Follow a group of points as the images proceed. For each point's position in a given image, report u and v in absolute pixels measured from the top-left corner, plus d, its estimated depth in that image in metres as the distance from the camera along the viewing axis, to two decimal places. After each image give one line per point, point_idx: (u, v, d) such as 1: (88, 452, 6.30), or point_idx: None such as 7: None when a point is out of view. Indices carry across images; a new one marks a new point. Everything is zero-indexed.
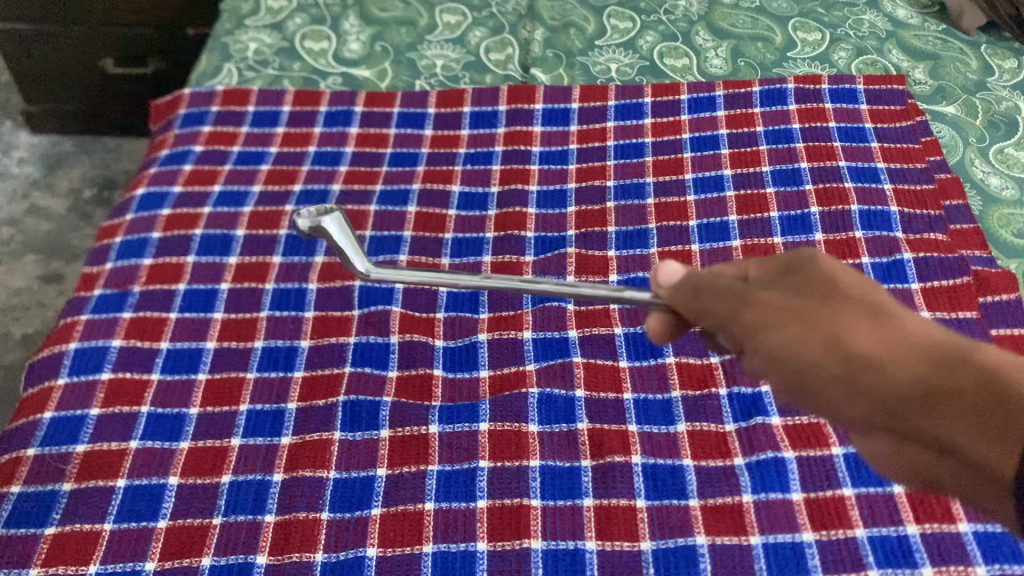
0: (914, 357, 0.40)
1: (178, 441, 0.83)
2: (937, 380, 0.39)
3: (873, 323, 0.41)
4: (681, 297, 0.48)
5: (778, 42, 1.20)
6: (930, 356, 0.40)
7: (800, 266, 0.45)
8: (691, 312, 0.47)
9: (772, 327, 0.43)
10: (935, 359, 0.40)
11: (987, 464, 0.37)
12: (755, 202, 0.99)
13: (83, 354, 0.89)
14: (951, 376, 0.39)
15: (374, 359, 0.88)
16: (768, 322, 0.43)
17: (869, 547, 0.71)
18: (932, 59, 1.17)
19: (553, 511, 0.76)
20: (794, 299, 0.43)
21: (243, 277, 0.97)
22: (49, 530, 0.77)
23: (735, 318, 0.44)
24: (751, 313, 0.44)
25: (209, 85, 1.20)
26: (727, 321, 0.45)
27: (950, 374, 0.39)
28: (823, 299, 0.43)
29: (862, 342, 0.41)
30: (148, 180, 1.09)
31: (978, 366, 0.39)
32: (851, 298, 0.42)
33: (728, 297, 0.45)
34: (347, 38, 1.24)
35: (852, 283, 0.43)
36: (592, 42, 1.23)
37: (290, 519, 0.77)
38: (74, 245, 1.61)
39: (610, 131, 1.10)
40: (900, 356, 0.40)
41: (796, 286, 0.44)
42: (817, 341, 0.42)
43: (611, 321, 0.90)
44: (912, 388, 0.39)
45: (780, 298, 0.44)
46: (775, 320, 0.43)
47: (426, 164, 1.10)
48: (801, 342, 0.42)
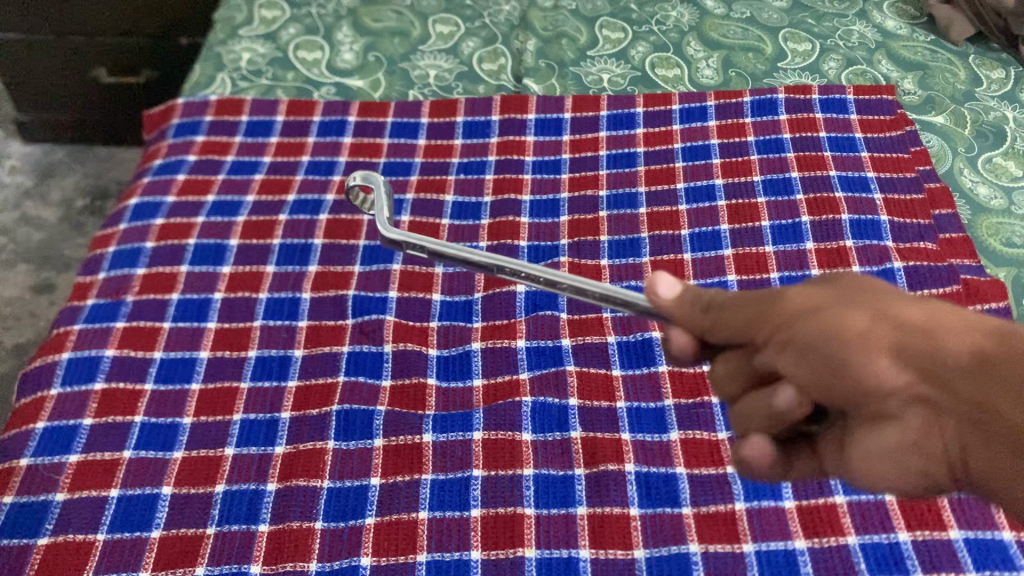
0: (961, 334, 0.41)
1: (171, 451, 0.83)
2: (987, 349, 0.40)
3: (913, 304, 0.43)
4: (692, 312, 0.48)
5: (768, 53, 1.21)
6: (975, 331, 0.41)
7: (832, 279, 0.47)
8: (701, 322, 0.48)
9: (815, 310, 0.44)
10: (978, 334, 0.41)
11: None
12: (746, 212, 0.99)
13: (75, 364, 0.89)
14: (1001, 345, 0.40)
15: (368, 368, 0.88)
16: (812, 307, 0.44)
17: (861, 554, 0.71)
18: (921, 69, 1.19)
19: (548, 519, 0.76)
20: (831, 291, 0.45)
21: (237, 286, 0.97)
22: (41, 540, 0.77)
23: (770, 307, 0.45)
24: (789, 306, 0.45)
25: (203, 95, 1.20)
26: (760, 315, 0.45)
27: (999, 342, 0.40)
28: (860, 289, 0.44)
29: (906, 316, 0.42)
30: (141, 190, 1.09)
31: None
32: (889, 291, 0.44)
33: (761, 298, 0.46)
34: (341, 48, 1.25)
35: (885, 285, 0.45)
36: (585, 53, 1.23)
37: (285, 528, 0.77)
38: (67, 255, 1.61)
39: (602, 141, 1.11)
40: (945, 329, 0.41)
41: (828, 284, 0.46)
42: (862, 314, 0.42)
43: (603, 329, 0.90)
44: (960, 356, 0.40)
45: (817, 292, 0.45)
46: (815, 305, 0.44)
47: (419, 173, 1.10)
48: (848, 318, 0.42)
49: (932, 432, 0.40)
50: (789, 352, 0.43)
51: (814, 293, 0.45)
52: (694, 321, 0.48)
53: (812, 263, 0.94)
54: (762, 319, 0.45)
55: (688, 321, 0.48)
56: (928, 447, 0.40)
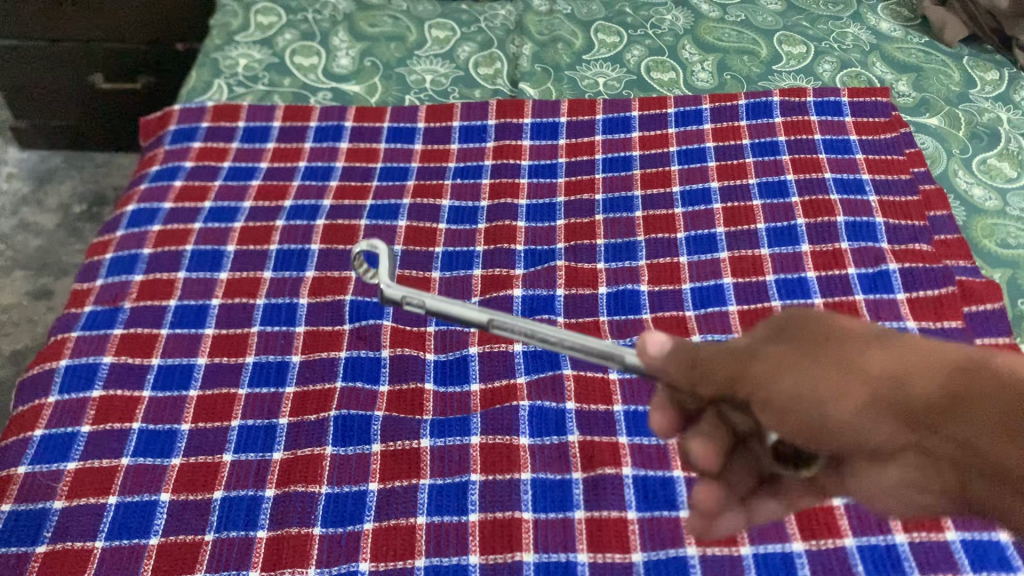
0: (931, 373, 0.41)
1: (169, 457, 0.83)
2: (963, 383, 0.40)
3: (881, 347, 0.42)
4: (677, 369, 0.47)
5: (763, 55, 1.22)
6: (944, 365, 0.41)
7: (795, 324, 0.46)
8: (685, 383, 0.47)
9: (783, 371, 0.43)
10: (948, 368, 0.41)
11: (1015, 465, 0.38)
12: (741, 214, 1.00)
13: (73, 371, 0.89)
14: (973, 380, 0.40)
15: (365, 373, 0.89)
16: (775, 367, 0.43)
17: (858, 556, 0.72)
18: (916, 71, 1.19)
19: (545, 523, 0.76)
20: (797, 345, 0.44)
21: (234, 292, 0.97)
22: (40, 548, 0.77)
23: (741, 373, 0.44)
24: (760, 367, 0.44)
25: (199, 101, 1.20)
26: (733, 377, 0.45)
27: (970, 375, 0.40)
28: (824, 338, 0.43)
29: (873, 360, 0.42)
30: (138, 196, 1.09)
31: (993, 369, 0.40)
32: (854, 333, 0.43)
33: (733, 360, 0.45)
34: (337, 53, 1.25)
35: (846, 324, 0.44)
36: (580, 57, 1.24)
37: (283, 534, 0.77)
38: (64, 261, 1.61)
39: (598, 144, 1.11)
40: (916, 369, 0.41)
41: (792, 334, 0.45)
42: (829, 370, 0.42)
43: (601, 333, 0.91)
44: (933, 397, 0.40)
45: (782, 350, 0.44)
46: (783, 365, 0.43)
47: (416, 178, 1.10)
48: (815, 376, 0.42)
49: (926, 475, 0.41)
50: (764, 414, 0.43)
51: (781, 348, 0.44)
52: (681, 380, 0.47)
53: (808, 265, 0.94)
54: (736, 381, 0.45)
55: (673, 379, 0.48)
56: (927, 487, 0.41)
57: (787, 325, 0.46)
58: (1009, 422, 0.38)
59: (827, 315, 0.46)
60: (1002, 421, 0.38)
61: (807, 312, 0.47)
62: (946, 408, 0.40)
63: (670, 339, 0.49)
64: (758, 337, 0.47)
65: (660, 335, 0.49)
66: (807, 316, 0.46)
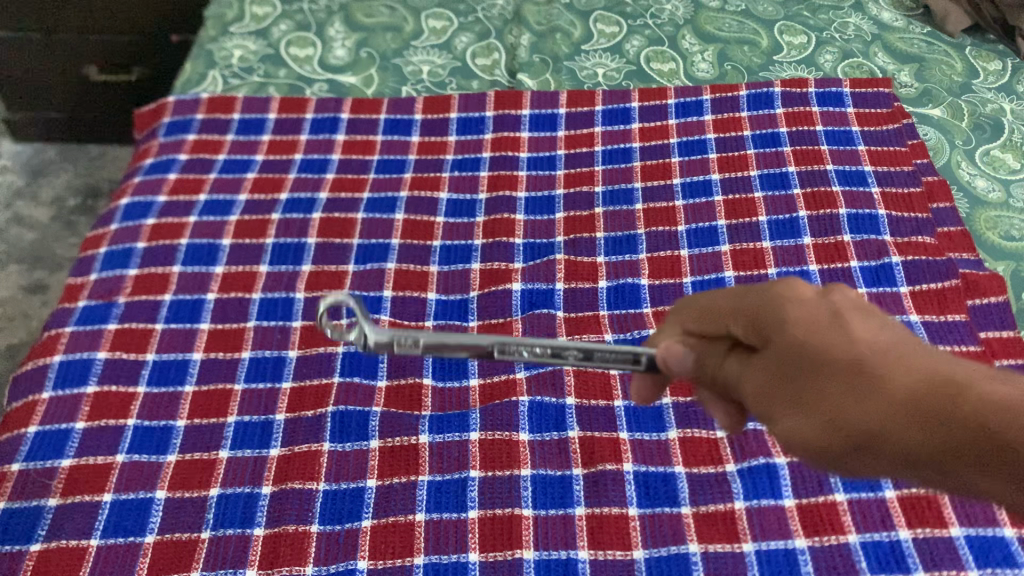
0: (907, 416, 0.40)
1: (165, 454, 0.82)
2: (937, 432, 0.40)
3: (855, 389, 0.42)
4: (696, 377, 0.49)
5: (764, 46, 1.20)
6: (916, 409, 0.40)
7: (775, 340, 0.45)
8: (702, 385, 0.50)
9: (774, 412, 0.45)
10: (921, 413, 0.40)
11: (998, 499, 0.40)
12: (742, 206, 0.99)
13: (67, 367, 0.88)
14: (949, 427, 0.39)
15: (363, 368, 0.88)
16: (765, 407, 0.45)
17: (862, 552, 0.71)
18: (918, 62, 1.18)
19: (546, 520, 0.75)
20: (780, 383, 0.44)
21: (230, 287, 0.96)
22: (34, 546, 0.76)
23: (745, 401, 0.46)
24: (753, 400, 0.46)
25: (193, 93, 1.19)
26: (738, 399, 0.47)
27: (944, 418, 0.40)
28: (804, 375, 0.43)
29: (849, 409, 0.42)
30: (132, 189, 1.08)
31: (968, 406, 0.39)
32: (834, 366, 0.42)
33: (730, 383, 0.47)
34: (333, 44, 1.24)
35: (823, 345, 0.43)
36: (579, 47, 1.22)
37: (280, 532, 0.76)
38: (59, 254, 1.59)
39: (598, 136, 1.10)
40: (890, 419, 0.41)
41: (775, 357, 0.45)
42: (811, 421, 0.43)
43: (601, 328, 0.90)
44: (913, 445, 0.41)
45: (768, 384, 0.45)
46: (773, 407, 0.45)
47: (413, 170, 1.09)
48: (803, 429, 0.44)
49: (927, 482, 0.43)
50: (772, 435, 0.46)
51: (766, 382, 0.45)
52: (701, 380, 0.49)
53: (809, 258, 0.93)
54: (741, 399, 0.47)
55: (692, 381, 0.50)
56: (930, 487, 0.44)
57: (767, 336, 0.45)
58: (987, 467, 0.39)
59: (805, 322, 0.44)
60: (983, 468, 0.39)
61: (785, 316, 0.44)
62: (926, 456, 0.41)
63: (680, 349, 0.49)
64: (747, 338, 0.46)
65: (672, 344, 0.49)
66: (785, 326, 0.44)
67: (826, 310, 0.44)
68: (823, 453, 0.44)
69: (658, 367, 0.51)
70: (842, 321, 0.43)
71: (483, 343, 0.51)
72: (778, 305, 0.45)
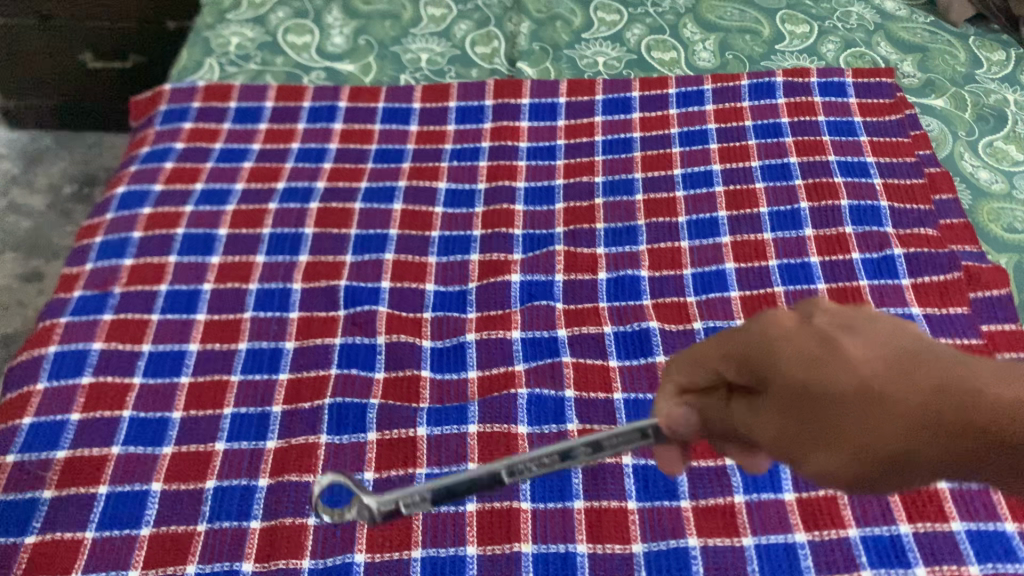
0: (924, 435, 0.38)
1: (161, 446, 0.81)
2: (958, 443, 0.38)
3: (864, 418, 0.39)
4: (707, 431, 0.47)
5: (766, 35, 1.19)
6: (932, 425, 0.38)
7: (775, 380, 0.42)
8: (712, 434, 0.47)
9: (798, 454, 0.42)
10: (937, 428, 0.38)
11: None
12: (744, 198, 0.98)
13: (62, 358, 0.87)
14: (969, 435, 0.37)
15: (360, 360, 0.87)
16: (783, 451, 0.43)
17: (862, 547, 0.70)
18: (921, 52, 1.17)
19: (544, 514, 0.75)
20: (790, 425, 0.42)
21: (227, 277, 0.95)
22: (29, 539, 0.75)
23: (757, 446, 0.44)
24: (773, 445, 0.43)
25: (190, 80, 1.18)
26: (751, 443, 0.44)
27: (966, 427, 0.37)
28: (811, 411, 0.41)
29: (870, 442, 0.39)
30: (128, 178, 1.07)
31: (984, 410, 0.37)
32: (839, 399, 0.40)
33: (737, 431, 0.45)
34: (331, 32, 1.22)
35: (822, 377, 0.40)
36: (579, 35, 1.21)
37: (277, 525, 0.75)
38: (55, 243, 1.58)
39: (598, 125, 1.09)
40: (909, 440, 0.38)
41: (779, 396, 0.42)
42: (831, 458, 0.40)
43: (601, 319, 0.89)
44: (941, 458, 0.38)
45: (779, 429, 0.42)
46: (788, 450, 0.42)
47: (412, 159, 1.08)
48: (828, 467, 0.41)
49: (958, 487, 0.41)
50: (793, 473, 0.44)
51: (776, 426, 0.42)
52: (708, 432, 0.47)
53: (811, 250, 0.92)
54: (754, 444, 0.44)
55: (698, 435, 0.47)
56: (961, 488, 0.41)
57: (763, 375, 0.43)
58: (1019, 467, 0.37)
59: (799, 356, 0.41)
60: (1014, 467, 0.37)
61: (779, 353, 0.42)
62: (955, 467, 0.39)
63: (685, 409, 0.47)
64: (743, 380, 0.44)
65: (676, 409, 0.47)
66: (780, 364, 0.42)
67: (813, 336, 0.41)
68: (851, 485, 0.41)
69: (670, 434, 0.48)
70: (835, 347, 0.41)
71: (488, 471, 0.50)
72: (767, 342, 0.42)
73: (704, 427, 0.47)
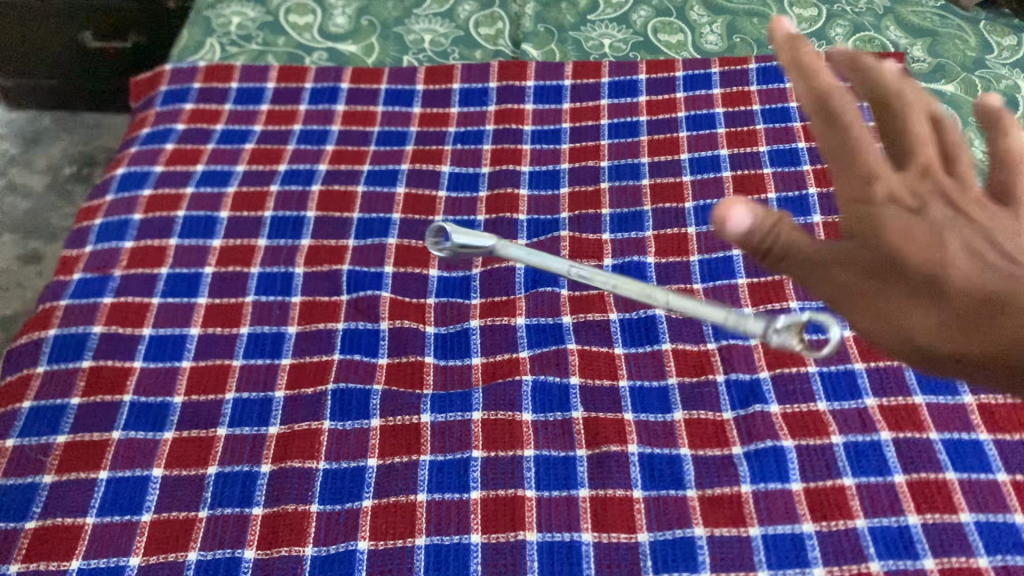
0: (966, 318, 0.41)
1: (162, 431, 0.81)
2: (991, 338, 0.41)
3: (922, 289, 0.41)
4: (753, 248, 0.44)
5: (774, 18, 1.17)
6: (974, 313, 0.41)
7: (853, 219, 0.43)
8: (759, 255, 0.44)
9: (858, 297, 0.43)
10: (978, 319, 0.41)
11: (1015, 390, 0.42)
12: (751, 183, 0.97)
13: (62, 342, 0.87)
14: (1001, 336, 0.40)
15: (364, 346, 0.86)
16: (824, 289, 0.44)
17: (870, 538, 0.69)
18: (931, 36, 1.15)
19: (548, 502, 0.74)
20: (848, 266, 0.43)
21: (228, 261, 0.94)
22: (29, 524, 0.75)
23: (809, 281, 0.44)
24: (826, 287, 0.44)
25: (191, 61, 1.16)
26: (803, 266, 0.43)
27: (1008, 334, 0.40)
28: (873, 261, 0.42)
29: (912, 306, 0.42)
30: (128, 160, 1.06)
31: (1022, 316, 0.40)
32: (911, 269, 0.41)
33: (801, 265, 0.44)
34: (333, 12, 1.21)
35: (905, 236, 0.41)
36: (585, 17, 1.20)
37: (279, 512, 0.75)
38: (54, 224, 1.57)
39: (604, 109, 1.08)
40: (945, 319, 0.41)
41: (851, 236, 0.43)
42: (874, 312, 0.42)
43: (606, 306, 0.88)
44: (952, 349, 0.41)
45: (839, 267, 0.43)
46: (838, 291, 0.43)
47: (415, 143, 1.07)
48: (874, 315, 0.42)
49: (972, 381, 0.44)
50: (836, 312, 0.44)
51: (846, 267, 0.43)
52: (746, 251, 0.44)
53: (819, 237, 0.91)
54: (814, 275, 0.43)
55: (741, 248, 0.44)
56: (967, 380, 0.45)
57: (850, 209, 0.43)
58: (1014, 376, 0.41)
59: (898, 223, 0.42)
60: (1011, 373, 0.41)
61: (875, 200, 0.42)
62: (979, 365, 0.41)
63: (750, 213, 0.43)
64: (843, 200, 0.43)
65: (744, 206, 0.43)
66: (870, 206, 0.42)
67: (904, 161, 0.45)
68: (898, 343, 0.42)
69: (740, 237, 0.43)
70: (924, 206, 0.42)
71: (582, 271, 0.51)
72: (867, 174, 0.43)
73: (758, 240, 0.43)
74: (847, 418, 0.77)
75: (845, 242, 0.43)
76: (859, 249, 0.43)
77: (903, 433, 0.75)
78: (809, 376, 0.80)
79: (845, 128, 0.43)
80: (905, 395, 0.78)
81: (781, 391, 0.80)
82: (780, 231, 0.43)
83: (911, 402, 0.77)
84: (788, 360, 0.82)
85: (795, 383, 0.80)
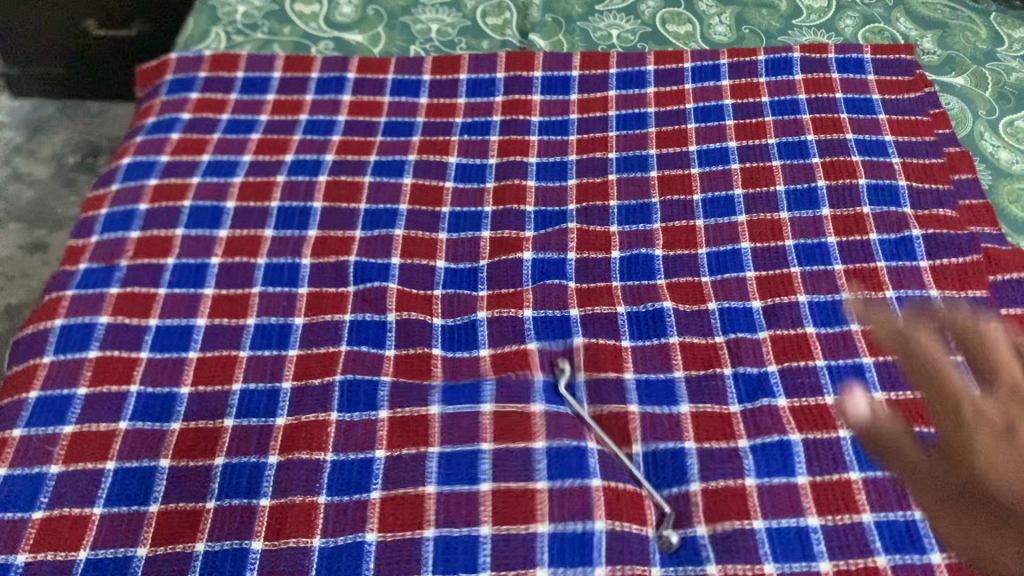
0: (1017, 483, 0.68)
1: (168, 422, 0.81)
2: None
3: (1003, 444, 0.70)
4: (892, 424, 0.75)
5: (783, 9, 1.17)
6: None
7: (955, 417, 0.74)
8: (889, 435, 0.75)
9: (938, 454, 0.72)
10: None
11: (995, 515, 0.68)
12: (760, 175, 0.96)
13: (68, 332, 0.86)
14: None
15: (371, 337, 0.86)
16: (922, 456, 0.73)
17: (877, 532, 0.69)
18: (941, 28, 1.14)
19: (560, 492, 0.74)
20: (943, 436, 0.73)
21: (234, 251, 0.94)
22: (36, 514, 0.75)
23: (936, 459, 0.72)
24: (915, 447, 0.74)
25: (196, 50, 1.16)
26: (956, 443, 0.72)
27: None
28: (969, 436, 0.72)
29: (982, 462, 0.70)
30: (134, 149, 1.05)
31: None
32: (993, 431, 0.71)
33: (947, 419, 0.74)
34: (339, 1, 1.20)
35: (994, 413, 0.72)
36: (593, 7, 1.19)
37: (287, 503, 0.75)
38: (59, 213, 1.57)
39: (612, 100, 1.07)
40: (1007, 471, 0.69)
41: (950, 435, 0.73)
42: (962, 470, 0.70)
43: (614, 299, 0.88)
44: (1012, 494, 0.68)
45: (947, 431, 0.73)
46: (936, 455, 0.72)
47: (422, 133, 1.06)
48: (947, 479, 0.70)
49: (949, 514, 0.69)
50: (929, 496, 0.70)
51: (944, 434, 0.73)
52: (889, 427, 0.75)
53: (828, 230, 0.90)
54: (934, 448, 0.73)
55: (883, 423, 0.76)
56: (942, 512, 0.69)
57: (954, 421, 0.74)
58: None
59: (988, 448, 0.70)
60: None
61: (970, 406, 0.74)
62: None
63: (867, 407, 0.77)
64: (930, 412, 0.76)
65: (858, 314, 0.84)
66: (968, 417, 0.73)
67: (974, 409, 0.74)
68: (986, 501, 0.68)
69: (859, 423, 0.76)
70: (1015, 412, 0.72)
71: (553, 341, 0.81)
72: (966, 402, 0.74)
73: (942, 432, 0.74)
74: (855, 413, 0.76)
75: (939, 443, 0.73)
76: (956, 433, 0.73)
77: (909, 429, 0.75)
78: (818, 369, 0.80)
79: (937, 368, 0.78)
80: (911, 390, 0.78)
81: (790, 384, 0.80)
82: (888, 333, 0.81)
83: (918, 397, 0.77)
84: (796, 353, 0.81)
85: (803, 376, 0.80)
